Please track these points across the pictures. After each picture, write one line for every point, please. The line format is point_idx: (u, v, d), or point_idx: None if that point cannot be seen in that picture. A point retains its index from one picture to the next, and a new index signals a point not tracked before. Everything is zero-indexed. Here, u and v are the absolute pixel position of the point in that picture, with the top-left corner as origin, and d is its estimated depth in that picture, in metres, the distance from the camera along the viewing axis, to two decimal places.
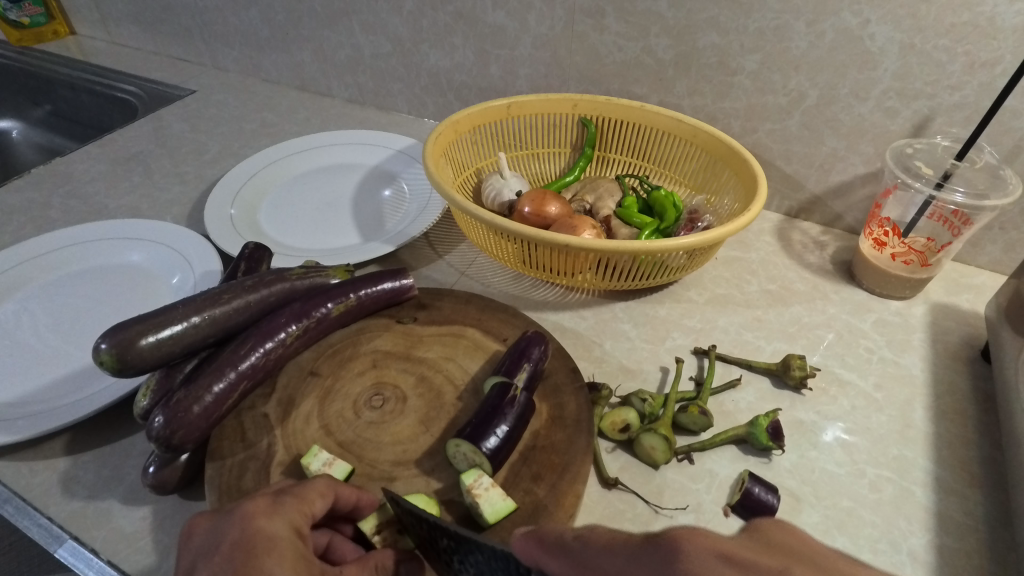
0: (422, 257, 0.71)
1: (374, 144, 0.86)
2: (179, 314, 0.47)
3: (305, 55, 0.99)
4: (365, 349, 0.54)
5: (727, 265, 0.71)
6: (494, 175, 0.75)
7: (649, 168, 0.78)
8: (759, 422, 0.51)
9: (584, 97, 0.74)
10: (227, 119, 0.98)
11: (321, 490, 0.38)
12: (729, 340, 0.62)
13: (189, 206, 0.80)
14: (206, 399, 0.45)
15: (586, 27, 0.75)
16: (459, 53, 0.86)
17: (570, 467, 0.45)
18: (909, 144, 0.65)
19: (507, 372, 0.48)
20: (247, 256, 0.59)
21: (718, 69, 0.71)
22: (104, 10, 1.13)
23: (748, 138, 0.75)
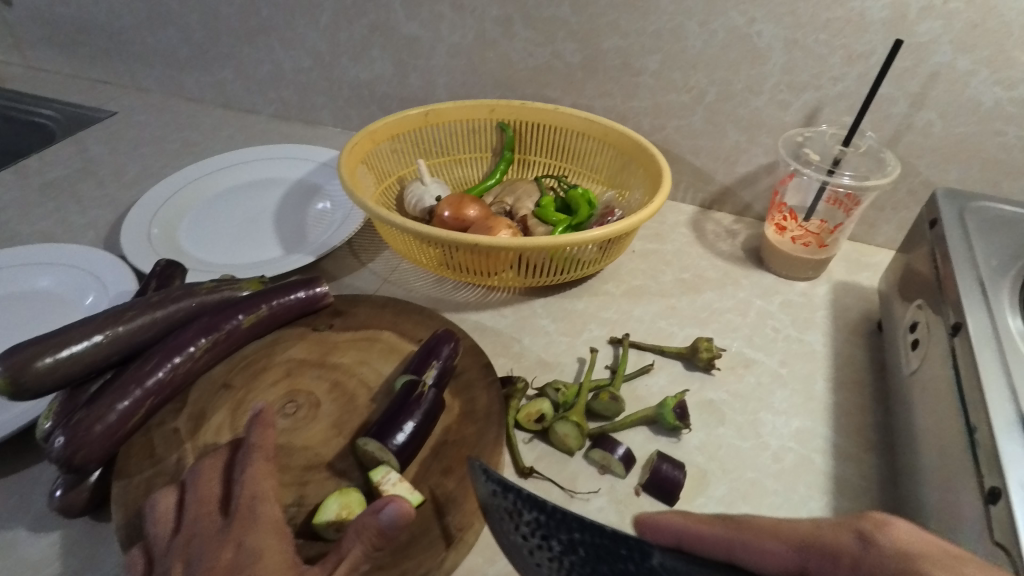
0: (345, 266, 0.71)
1: (298, 158, 0.86)
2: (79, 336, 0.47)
3: (226, 72, 0.99)
4: (279, 358, 0.54)
5: (644, 257, 0.74)
6: (415, 182, 0.76)
7: (567, 168, 0.80)
8: (666, 403, 0.53)
9: (499, 102, 0.77)
10: (149, 140, 0.97)
11: (266, 472, 0.43)
12: (644, 329, 0.64)
13: (107, 229, 0.78)
14: (109, 417, 0.45)
15: (497, 35, 0.77)
16: (378, 65, 0.87)
17: (480, 458, 0.47)
18: (800, 132, 0.69)
19: (417, 370, 0.49)
20: (158, 274, 0.58)
21: (624, 70, 0.74)
22: (18, 34, 1.10)
23: (657, 136, 0.78)
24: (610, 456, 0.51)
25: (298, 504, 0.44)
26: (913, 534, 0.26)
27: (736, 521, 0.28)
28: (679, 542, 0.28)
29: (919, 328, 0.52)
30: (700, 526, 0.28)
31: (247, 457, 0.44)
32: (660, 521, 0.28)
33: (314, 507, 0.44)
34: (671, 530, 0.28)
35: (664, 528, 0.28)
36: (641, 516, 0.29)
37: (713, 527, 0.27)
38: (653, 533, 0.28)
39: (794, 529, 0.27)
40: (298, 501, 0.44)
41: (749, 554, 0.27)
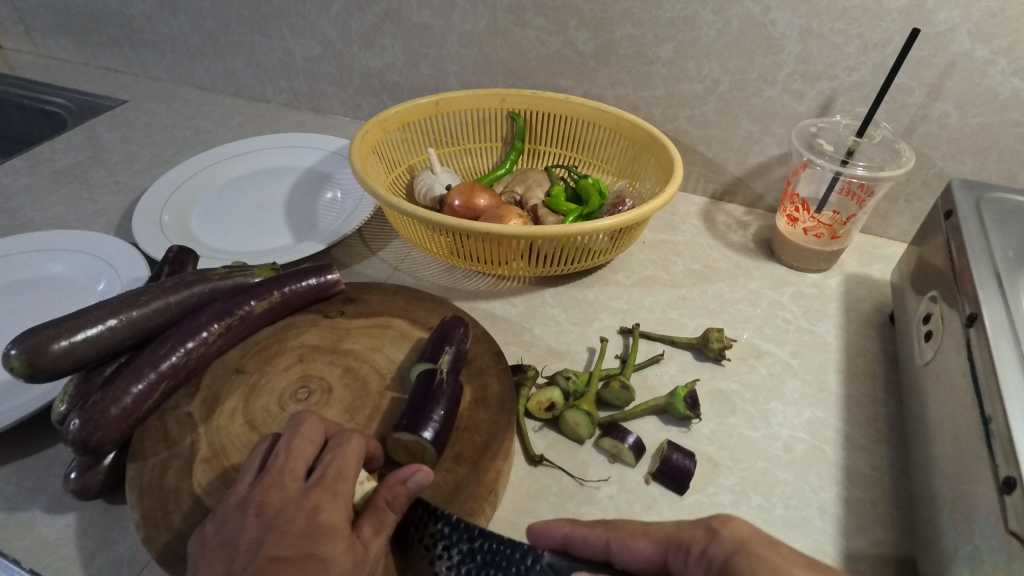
0: (356, 254, 0.72)
1: (308, 146, 0.86)
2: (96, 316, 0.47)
3: (237, 60, 0.99)
4: (292, 344, 0.54)
5: (655, 248, 0.73)
6: (426, 170, 0.76)
7: (578, 158, 0.80)
8: (678, 392, 0.53)
9: (511, 91, 0.77)
10: (159, 128, 0.97)
11: (356, 454, 0.42)
12: (655, 319, 0.64)
13: (119, 216, 0.79)
14: (124, 400, 0.45)
15: (509, 23, 0.77)
16: (388, 53, 0.87)
17: (492, 445, 0.47)
18: (814, 123, 0.68)
19: (433, 357, 0.49)
20: (171, 259, 0.59)
21: (637, 58, 0.74)
22: (29, 22, 1.11)
23: (669, 125, 0.77)
24: (621, 445, 0.51)
25: None
26: (749, 530, 0.34)
27: (611, 525, 0.37)
28: (566, 543, 0.37)
29: (934, 319, 0.52)
30: (582, 529, 0.37)
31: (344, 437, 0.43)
32: (547, 527, 0.38)
33: None
34: (559, 532, 0.37)
35: (551, 532, 0.38)
36: (533, 524, 0.39)
37: (594, 530, 0.36)
38: (549, 537, 0.38)
39: (659, 530, 0.36)
40: None
41: (604, 545, 0.36)
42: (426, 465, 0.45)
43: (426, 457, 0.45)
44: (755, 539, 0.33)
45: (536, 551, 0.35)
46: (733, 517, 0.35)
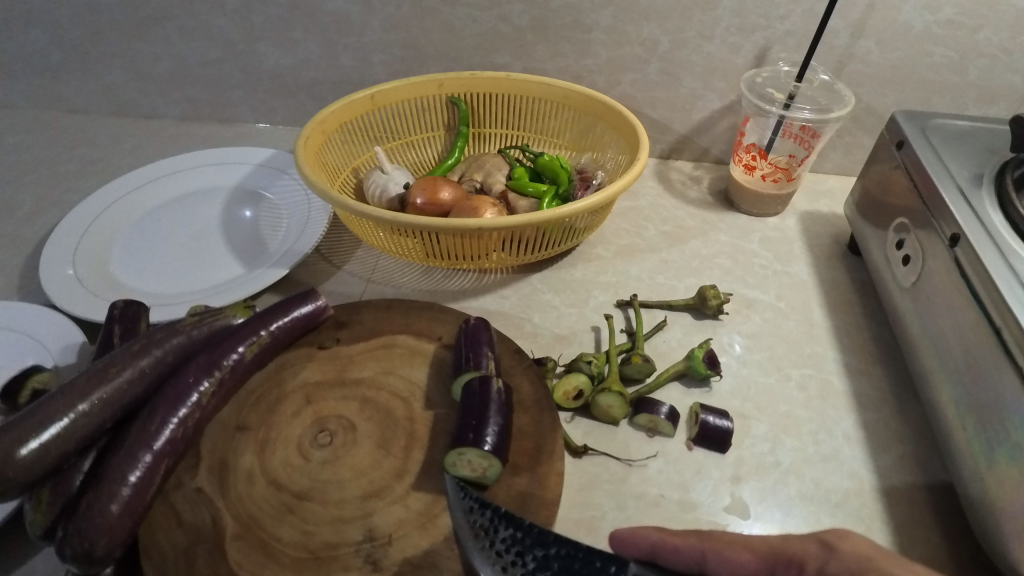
0: (320, 272, 0.65)
1: (229, 162, 0.77)
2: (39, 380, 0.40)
3: (114, 74, 0.86)
4: (293, 385, 0.49)
5: (623, 215, 0.74)
6: (375, 171, 0.71)
7: (527, 136, 0.78)
8: (695, 354, 0.54)
9: (449, 75, 0.72)
10: (33, 163, 0.83)
11: (348, 473, 0.43)
12: (646, 286, 0.64)
13: (17, 275, 0.67)
14: (124, 494, 0.39)
15: (436, 3, 0.73)
16: (301, 48, 0.79)
17: (543, 447, 0.45)
18: (757, 74, 0.71)
19: (475, 364, 0.47)
20: (119, 317, 0.50)
21: (575, 27, 0.72)
22: None
23: (614, 92, 0.77)
24: (657, 417, 0.50)
25: (370, 539, 0.40)
26: (870, 547, 0.32)
27: (706, 535, 0.36)
28: (654, 553, 0.36)
29: (909, 244, 0.55)
30: (673, 538, 0.36)
31: (340, 459, 0.44)
32: (632, 533, 0.37)
33: (388, 537, 0.40)
34: (647, 541, 0.36)
35: (637, 540, 0.37)
36: (616, 532, 0.38)
37: (686, 541, 0.35)
38: (636, 546, 0.37)
39: (763, 543, 0.35)
40: (369, 535, 0.40)
41: (699, 555, 0.35)
42: (489, 480, 0.43)
43: (489, 470, 0.42)
44: (880, 557, 0.31)
45: (620, 560, 0.31)
46: (851, 532, 0.33)
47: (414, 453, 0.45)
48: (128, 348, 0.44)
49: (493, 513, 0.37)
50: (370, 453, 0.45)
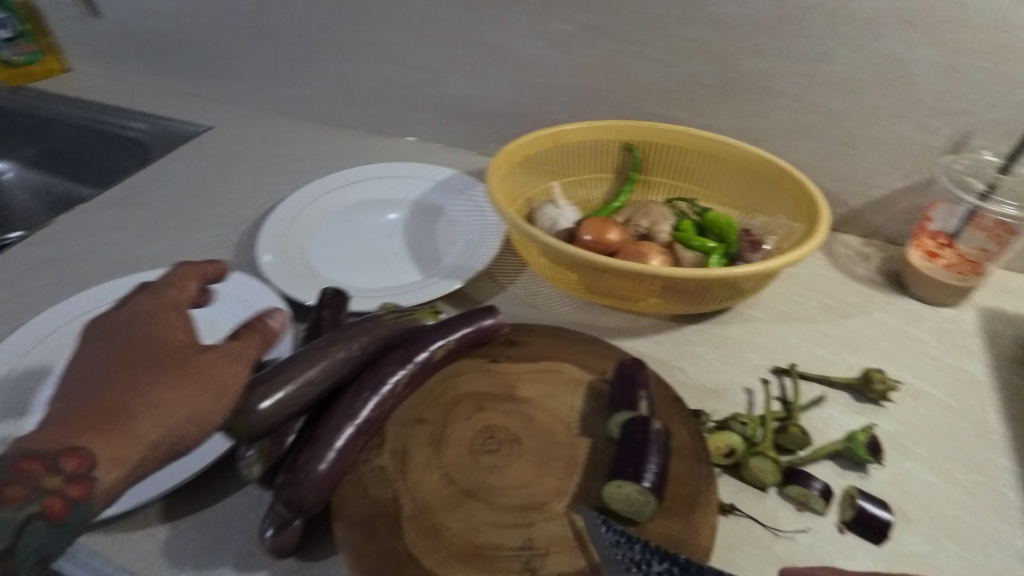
0: (486, 289, 0.71)
1: (415, 176, 0.85)
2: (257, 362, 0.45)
3: (327, 87, 0.99)
4: (466, 390, 0.53)
5: (783, 281, 0.73)
6: (548, 204, 0.76)
7: (693, 190, 0.80)
8: (856, 437, 0.53)
9: (629, 123, 0.76)
10: (251, 155, 0.97)
11: (512, 482, 0.47)
12: (803, 357, 0.64)
13: (233, 249, 0.78)
14: (329, 458, 0.44)
15: (628, 55, 0.77)
16: (493, 82, 0.87)
17: (698, 498, 0.46)
18: (956, 160, 0.68)
19: (636, 405, 0.49)
20: (328, 303, 0.58)
21: (761, 91, 0.74)
22: (108, 47, 1.14)
23: (789, 158, 0.77)
24: (810, 492, 0.50)
25: (528, 547, 0.43)
26: None
27: None
28: None
29: None
30: None
31: (505, 468, 0.48)
32: None
33: (545, 550, 0.43)
34: None
35: None
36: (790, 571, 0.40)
37: None
38: None
39: None
40: (527, 544, 0.43)
41: None
42: (644, 517, 0.45)
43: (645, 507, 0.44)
44: None
45: None
46: None
47: (572, 477, 0.47)
48: (344, 332, 0.51)
49: (643, 547, 0.41)
50: (532, 467, 0.48)
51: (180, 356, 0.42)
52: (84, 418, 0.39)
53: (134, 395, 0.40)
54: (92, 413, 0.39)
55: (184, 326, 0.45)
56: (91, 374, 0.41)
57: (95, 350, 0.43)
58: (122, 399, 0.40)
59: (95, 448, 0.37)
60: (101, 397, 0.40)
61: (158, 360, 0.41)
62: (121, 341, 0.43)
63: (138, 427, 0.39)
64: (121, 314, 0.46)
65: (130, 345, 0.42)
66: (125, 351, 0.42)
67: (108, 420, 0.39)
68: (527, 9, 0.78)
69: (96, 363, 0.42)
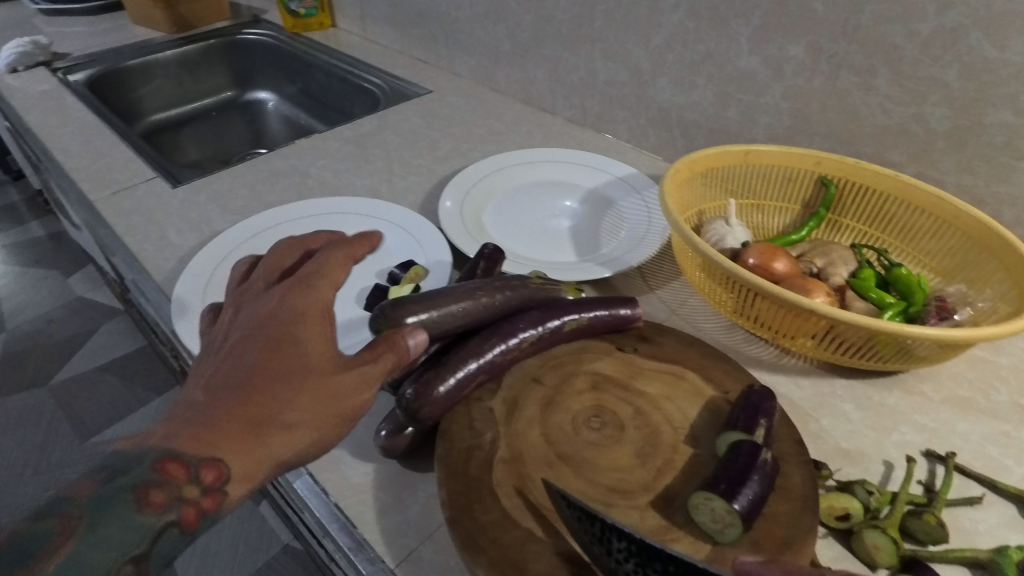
0: (633, 286, 0.71)
1: (596, 167, 0.88)
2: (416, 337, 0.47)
3: (538, 72, 1.05)
4: (587, 368, 0.55)
5: (971, 365, 0.64)
6: (719, 219, 0.74)
7: (888, 241, 0.72)
8: (1008, 553, 0.46)
9: (830, 155, 0.72)
10: (458, 121, 1.07)
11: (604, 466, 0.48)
12: (971, 451, 0.55)
13: (421, 196, 0.87)
14: (449, 383, 0.49)
15: (850, 85, 0.72)
16: (697, 92, 0.86)
17: (792, 543, 0.43)
18: None
19: (748, 428, 0.48)
20: (486, 256, 0.63)
21: (1003, 149, 0.65)
22: (369, 10, 1.32)
23: (1020, 231, 0.67)
24: None
25: None
26: None
27: None
28: None
29: None
30: None
31: (602, 451, 0.49)
32: None
33: None
34: None
35: None
36: None
37: None
38: None
39: None
40: None
41: None
42: (724, 539, 0.43)
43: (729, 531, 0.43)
44: None
45: None
46: None
47: (665, 480, 0.47)
48: (493, 282, 0.55)
49: None
50: (626, 458, 0.48)
51: (317, 375, 0.42)
52: (224, 431, 0.39)
53: (270, 412, 0.40)
54: (237, 424, 0.39)
55: (327, 337, 0.43)
56: (230, 371, 0.41)
57: (243, 336, 0.43)
58: (264, 410, 0.40)
59: (231, 464, 0.38)
60: (248, 400, 0.40)
61: (296, 381, 0.41)
62: (267, 335, 0.42)
63: (272, 447, 0.40)
64: (269, 299, 0.45)
65: (277, 347, 0.42)
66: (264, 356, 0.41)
67: (246, 435, 0.39)
68: (751, 23, 0.76)
69: (241, 359, 0.42)
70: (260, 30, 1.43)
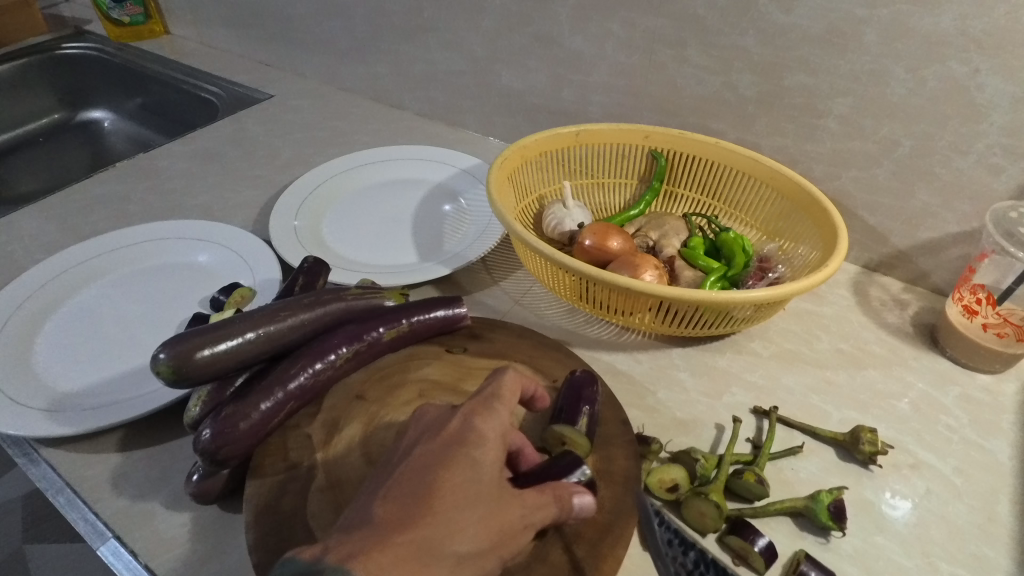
0: (478, 281, 0.70)
1: (440, 161, 0.86)
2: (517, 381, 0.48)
3: (380, 67, 1.01)
4: (413, 376, 0.53)
5: (797, 318, 0.67)
6: (557, 203, 0.74)
7: (719, 207, 0.74)
8: (821, 497, 0.48)
9: (657, 129, 0.72)
10: (301, 125, 1.01)
11: None
12: (794, 402, 0.58)
13: (257, 210, 0.82)
14: (253, 417, 0.46)
15: (666, 58, 0.73)
16: (532, 75, 0.85)
17: (613, 527, 0.44)
18: (1013, 207, 0.59)
19: (568, 420, 0.48)
20: (306, 270, 0.59)
21: (804, 109, 0.68)
22: (200, 13, 1.23)
23: (830, 185, 0.71)
24: (750, 546, 0.45)
25: None
26: None
27: None
28: None
29: None
30: None
31: None
32: None
33: None
34: None
35: None
36: None
37: None
38: None
39: None
40: None
41: None
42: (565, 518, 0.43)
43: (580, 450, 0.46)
44: None
45: None
46: None
47: None
48: (301, 300, 0.52)
49: (697, 556, 0.42)
50: None
51: (500, 501, 0.40)
52: (396, 553, 0.35)
53: (445, 538, 0.37)
54: (411, 546, 0.36)
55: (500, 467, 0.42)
56: (416, 483, 0.40)
57: (423, 457, 0.41)
58: (435, 536, 0.37)
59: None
60: (421, 531, 0.37)
61: (484, 502, 0.39)
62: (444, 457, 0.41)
63: None
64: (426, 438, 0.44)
65: (450, 471, 0.40)
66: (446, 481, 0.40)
67: (416, 562, 0.35)
68: (569, 2, 0.76)
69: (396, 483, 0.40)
70: (82, 43, 1.29)
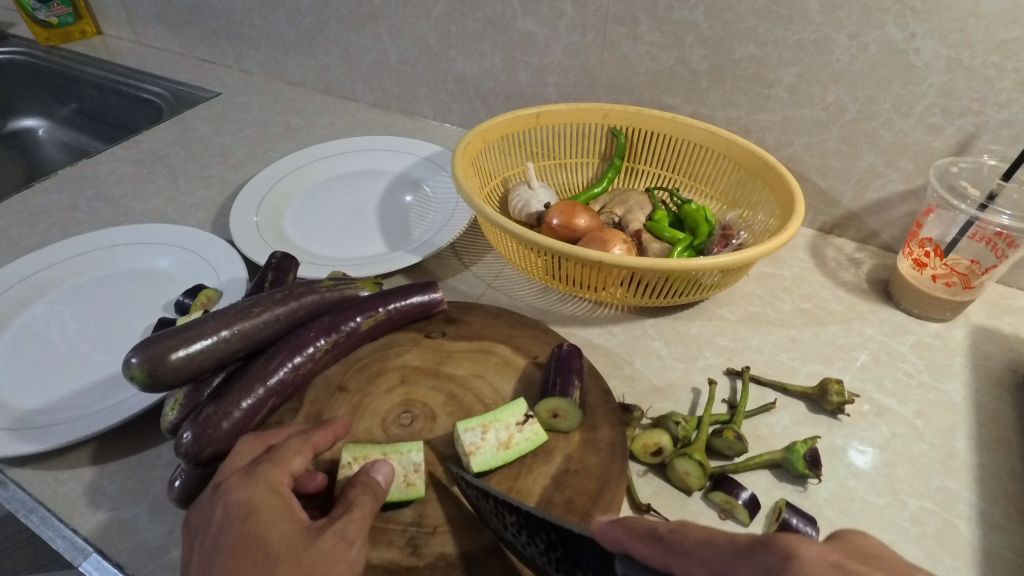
0: (449, 267, 0.70)
1: (399, 150, 0.85)
2: (337, 427, 0.45)
3: (329, 59, 0.99)
4: (394, 364, 0.53)
5: (760, 282, 0.70)
6: (522, 184, 0.74)
7: (679, 180, 0.76)
8: (796, 448, 0.50)
9: (615, 107, 0.74)
10: (252, 122, 0.99)
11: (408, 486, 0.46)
12: (763, 361, 0.60)
13: (214, 211, 0.80)
14: (234, 415, 0.45)
15: (619, 36, 0.74)
16: (486, 60, 0.85)
17: (604, 492, 0.44)
18: (954, 162, 0.62)
19: (562, 391, 0.48)
20: (274, 266, 0.58)
21: (753, 80, 0.70)
22: (132, 11, 1.18)
23: (783, 152, 0.73)
24: (733, 500, 0.47)
25: (418, 524, 0.43)
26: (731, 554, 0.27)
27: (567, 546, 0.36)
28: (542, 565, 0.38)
29: None
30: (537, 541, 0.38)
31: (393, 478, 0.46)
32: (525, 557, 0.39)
33: (433, 529, 0.43)
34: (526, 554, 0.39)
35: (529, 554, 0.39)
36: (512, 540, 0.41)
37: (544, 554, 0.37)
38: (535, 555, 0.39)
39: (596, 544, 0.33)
40: (418, 521, 0.43)
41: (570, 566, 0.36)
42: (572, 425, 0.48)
43: (572, 421, 0.48)
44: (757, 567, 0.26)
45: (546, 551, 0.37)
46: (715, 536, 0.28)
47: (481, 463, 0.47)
48: (273, 296, 0.50)
49: (494, 501, 0.41)
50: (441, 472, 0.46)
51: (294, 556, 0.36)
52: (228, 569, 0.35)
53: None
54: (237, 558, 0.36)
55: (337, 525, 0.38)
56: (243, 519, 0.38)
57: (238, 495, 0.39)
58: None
59: None
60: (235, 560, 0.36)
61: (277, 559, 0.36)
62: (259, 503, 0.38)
63: None
64: (226, 496, 0.39)
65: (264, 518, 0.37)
66: (234, 540, 0.37)
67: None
68: None
69: (200, 543, 0.38)
70: (5, 47, 1.21)
